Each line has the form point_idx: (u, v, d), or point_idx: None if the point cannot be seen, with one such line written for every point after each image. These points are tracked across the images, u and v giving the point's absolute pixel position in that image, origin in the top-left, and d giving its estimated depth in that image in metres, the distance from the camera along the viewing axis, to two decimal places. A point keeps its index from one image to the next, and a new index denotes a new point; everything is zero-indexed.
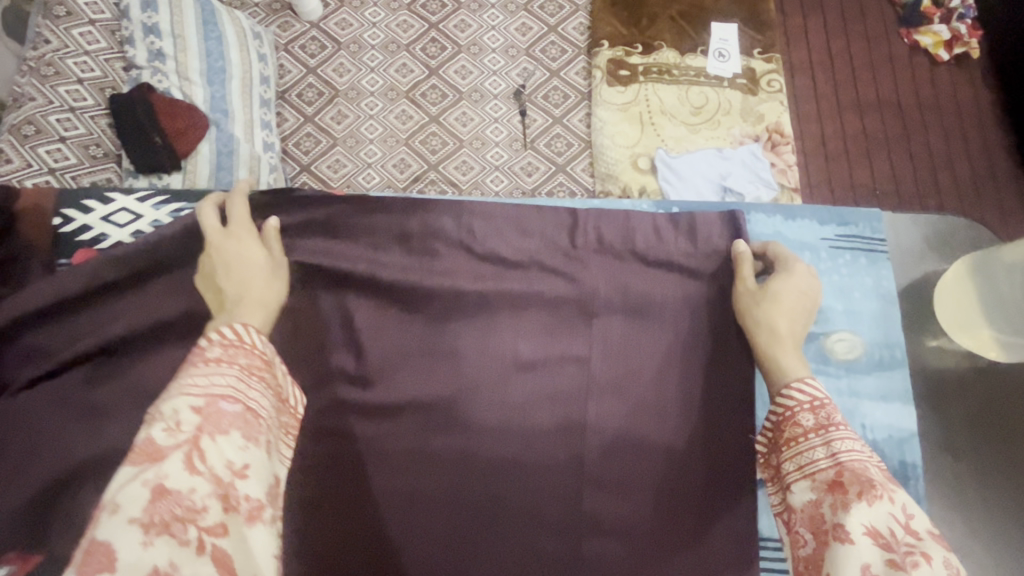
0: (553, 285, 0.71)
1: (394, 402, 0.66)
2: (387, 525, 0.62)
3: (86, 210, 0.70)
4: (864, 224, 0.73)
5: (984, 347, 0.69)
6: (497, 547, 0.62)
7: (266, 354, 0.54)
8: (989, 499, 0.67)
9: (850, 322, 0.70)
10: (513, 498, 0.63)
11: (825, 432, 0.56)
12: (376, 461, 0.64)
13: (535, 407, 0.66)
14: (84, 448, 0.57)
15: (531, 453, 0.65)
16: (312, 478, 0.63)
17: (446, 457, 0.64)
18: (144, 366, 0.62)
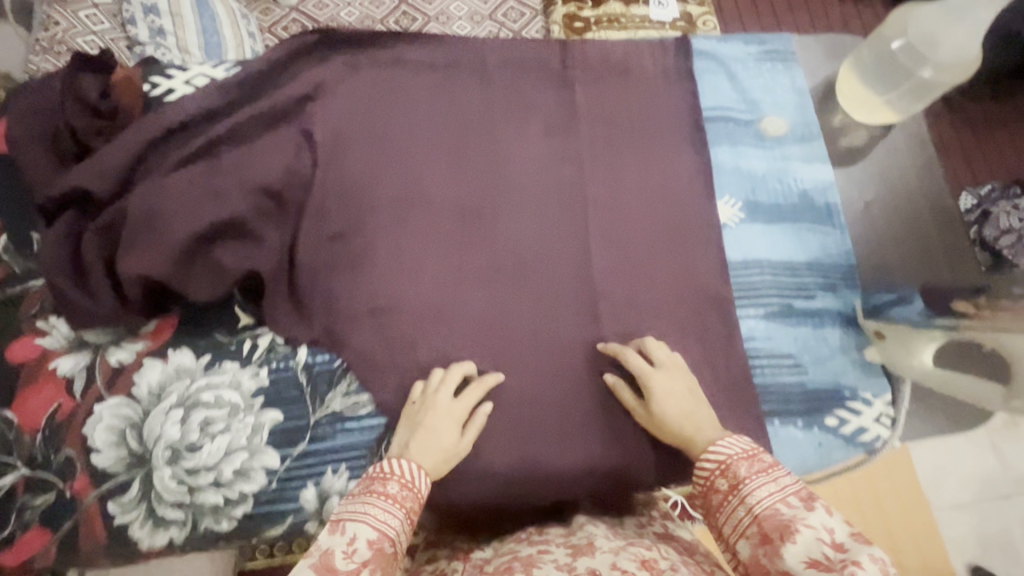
0: (550, 101, 0.89)
1: (427, 199, 0.84)
2: (437, 288, 0.81)
3: (169, 77, 0.86)
4: (778, 43, 0.96)
5: (884, 114, 0.89)
6: (520, 290, 0.82)
7: (419, 490, 0.58)
8: (897, 233, 0.87)
9: (778, 109, 0.92)
10: (528, 252, 0.84)
11: (737, 490, 0.51)
12: (418, 246, 0.82)
13: (536, 189, 0.86)
14: (210, 213, 0.72)
15: (536, 216, 0.85)
16: (373, 253, 0.81)
17: (470, 232, 0.84)
18: (243, 164, 0.77)
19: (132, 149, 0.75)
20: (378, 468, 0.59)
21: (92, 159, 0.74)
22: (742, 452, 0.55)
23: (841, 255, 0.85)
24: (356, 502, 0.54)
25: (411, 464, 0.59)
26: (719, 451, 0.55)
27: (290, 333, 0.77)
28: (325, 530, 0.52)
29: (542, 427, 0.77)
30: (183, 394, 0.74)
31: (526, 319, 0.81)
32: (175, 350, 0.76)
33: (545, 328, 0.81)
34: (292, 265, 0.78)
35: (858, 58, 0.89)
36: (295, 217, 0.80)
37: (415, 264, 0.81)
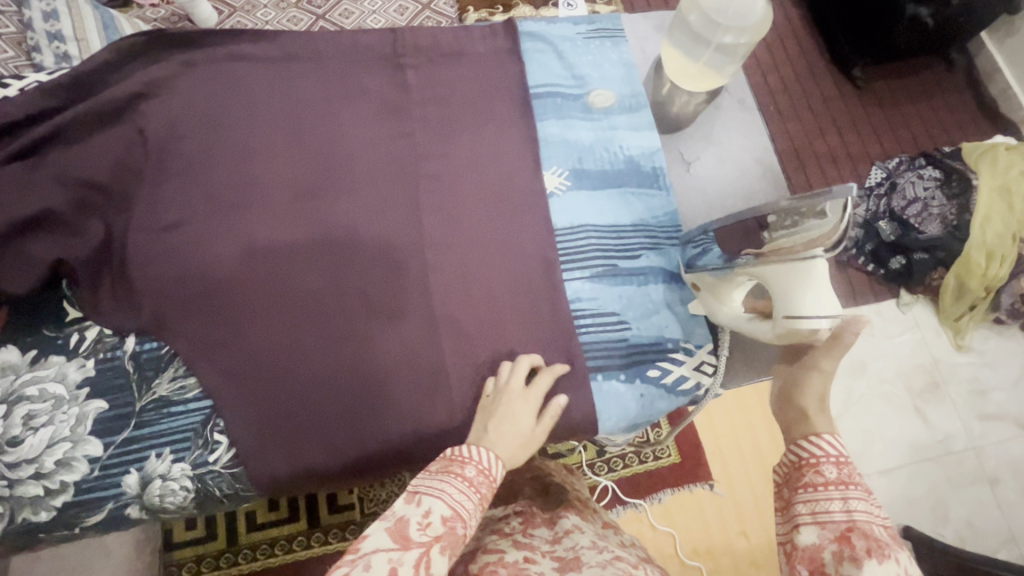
0: (384, 87, 0.93)
1: (256, 180, 0.87)
2: (266, 264, 0.83)
3: (3, 86, 0.87)
4: (606, 21, 1.00)
5: (704, 78, 0.92)
6: (349, 261, 0.84)
7: (491, 478, 0.64)
8: (717, 195, 0.93)
9: (605, 83, 0.96)
10: (359, 223, 0.86)
11: (844, 487, 0.54)
12: (246, 226, 0.84)
13: (367, 166, 0.89)
14: (23, 206, 0.75)
15: (366, 189, 0.88)
16: (199, 239, 0.83)
17: (301, 209, 0.86)
18: (68, 161, 0.81)
19: None
20: (453, 450, 0.65)
21: None
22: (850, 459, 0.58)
23: (666, 215, 0.89)
24: (433, 477, 0.60)
25: (487, 452, 0.65)
26: (831, 442, 0.58)
27: (116, 324, 0.78)
28: (402, 496, 0.58)
29: (375, 397, 0.79)
30: (7, 390, 0.75)
31: (355, 287, 0.83)
32: (0, 347, 0.77)
33: (374, 295, 0.83)
34: (116, 256, 0.80)
35: (669, 34, 0.93)
36: (123, 211, 0.82)
37: (242, 243, 0.83)
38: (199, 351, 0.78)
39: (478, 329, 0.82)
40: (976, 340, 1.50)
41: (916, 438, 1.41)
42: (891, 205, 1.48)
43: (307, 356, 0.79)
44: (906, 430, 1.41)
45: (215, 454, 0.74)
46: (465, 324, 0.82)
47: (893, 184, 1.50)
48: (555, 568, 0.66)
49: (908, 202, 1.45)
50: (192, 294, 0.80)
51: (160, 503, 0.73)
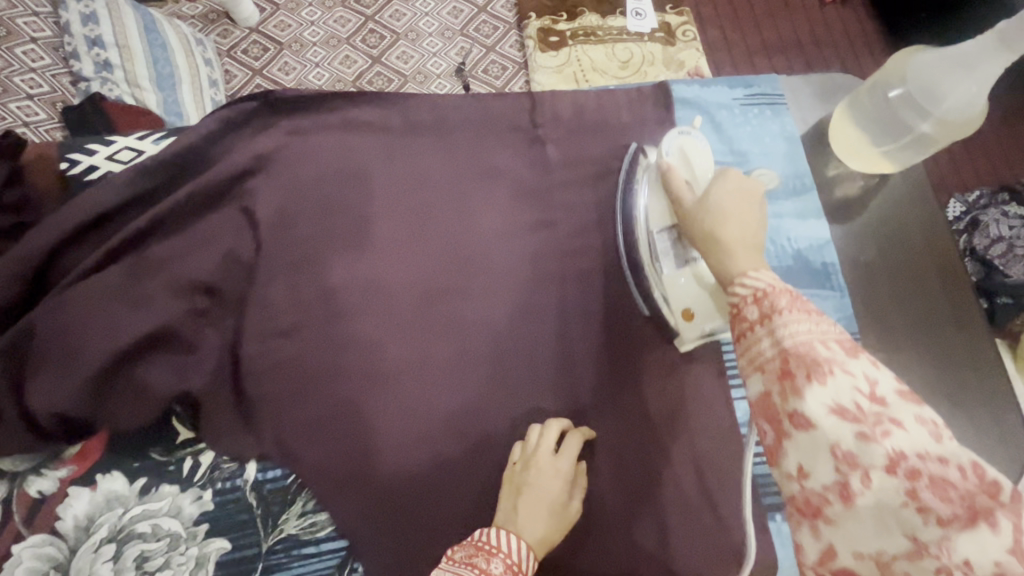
0: (520, 162, 0.81)
1: (375, 278, 0.76)
2: (392, 381, 0.73)
3: (90, 152, 0.77)
4: (765, 85, 0.88)
5: (879, 163, 0.81)
6: (483, 378, 0.74)
7: (518, 569, 0.61)
8: (899, 292, 0.82)
9: (767, 160, 0.84)
10: (494, 333, 0.76)
11: (768, 321, 0.48)
12: (366, 334, 0.74)
13: (500, 261, 0.78)
14: (134, 325, 0.63)
15: (500, 291, 0.77)
16: (317, 350, 0.72)
17: (425, 313, 0.76)
18: (174, 259, 0.69)
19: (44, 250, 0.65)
20: (482, 536, 0.62)
21: None
22: (781, 291, 0.50)
23: (842, 322, 0.79)
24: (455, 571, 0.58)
25: (512, 538, 0.62)
26: (755, 282, 0.51)
27: (236, 450, 0.68)
28: None
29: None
30: (115, 525, 0.66)
31: (493, 410, 0.73)
32: (104, 475, 0.67)
33: (517, 420, 0.73)
34: (236, 372, 0.70)
35: (855, 99, 0.80)
36: (237, 315, 0.71)
37: (364, 354, 0.73)
38: (325, 486, 0.69)
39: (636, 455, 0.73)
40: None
41: None
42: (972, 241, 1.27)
43: (450, 489, 0.70)
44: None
45: None
46: (621, 449, 0.73)
47: (977, 220, 1.28)
48: None
49: (991, 240, 1.24)
50: (309, 419, 0.70)
51: None
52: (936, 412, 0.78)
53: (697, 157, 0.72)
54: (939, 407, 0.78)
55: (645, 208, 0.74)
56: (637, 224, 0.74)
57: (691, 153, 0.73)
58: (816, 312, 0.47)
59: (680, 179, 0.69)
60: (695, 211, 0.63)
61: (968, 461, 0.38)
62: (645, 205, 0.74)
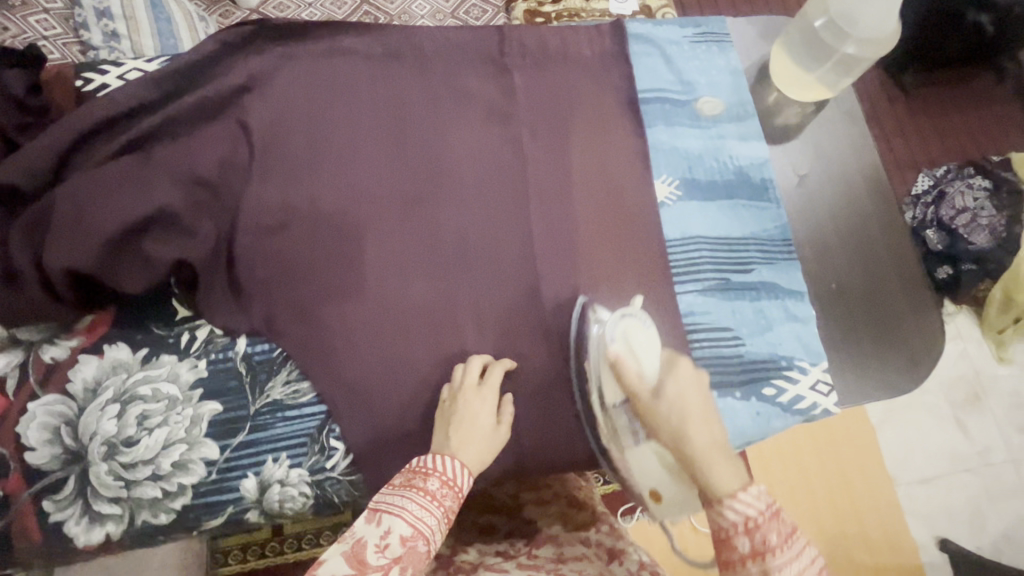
0: (490, 87, 0.90)
1: (358, 185, 0.84)
2: (371, 275, 0.81)
3: (102, 72, 0.86)
4: (713, 25, 0.98)
5: (812, 89, 0.92)
6: (452, 272, 0.83)
7: (456, 488, 0.66)
8: (830, 208, 0.91)
9: (712, 90, 0.94)
10: (464, 234, 0.84)
11: (761, 559, 0.53)
12: (348, 234, 0.82)
13: (470, 172, 0.87)
14: (140, 204, 0.72)
15: (470, 199, 0.86)
16: (304, 245, 0.81)
17: (401, 218, 0.84)
18: (177, 157, 0.78)
19: (62, 143, 0.74)
20: (418, 464, 0.67)
21: (17, 155, 0.72)
22: (769, 514, 0.55)
23: (778, 229, 0.87)
24: (393, 495, 0.63)
25: (445, 460, 0.67)
26: (746, 508, 0.55)
27: (229, 326, 0.77)
28: (363, 517, 0.61)
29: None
30: (120, 388, 0.74)
31: (461, 300, 0.81)
32: (111, 345, 0.75)
33: (482, 308, 0.81)
34: (230, 258, 0.78)
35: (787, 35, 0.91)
36: (232, 210, 0.80)
37: (346, 251, 0.82)
38: (309, 360, 0.77)
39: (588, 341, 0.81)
40: (1018, 352, 1.48)
41: (955, 448, 1.41)
42: (939, 213, 1.46)
43: (421, 371, 0.78)
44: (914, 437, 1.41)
45: (333, 461, 0.74)
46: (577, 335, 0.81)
47: (942, 193, 1.47)
48: None
49: (957, 211, 1.43)
50: (295, 304, 0.79)
51: (279, 510, 0.72)
52: (863, 312, 0.86)
53: (638, 339, 0.76)
54: (863, 307, 0.86)
55: (597, 365, 0.77)
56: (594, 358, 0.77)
57: (635, 340, 0.76)
58: (799, 545, 0.53)
59: (631, 374, 0.72)
60: (658, 407, 0.69)
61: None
62: (598, 347, 0.78)
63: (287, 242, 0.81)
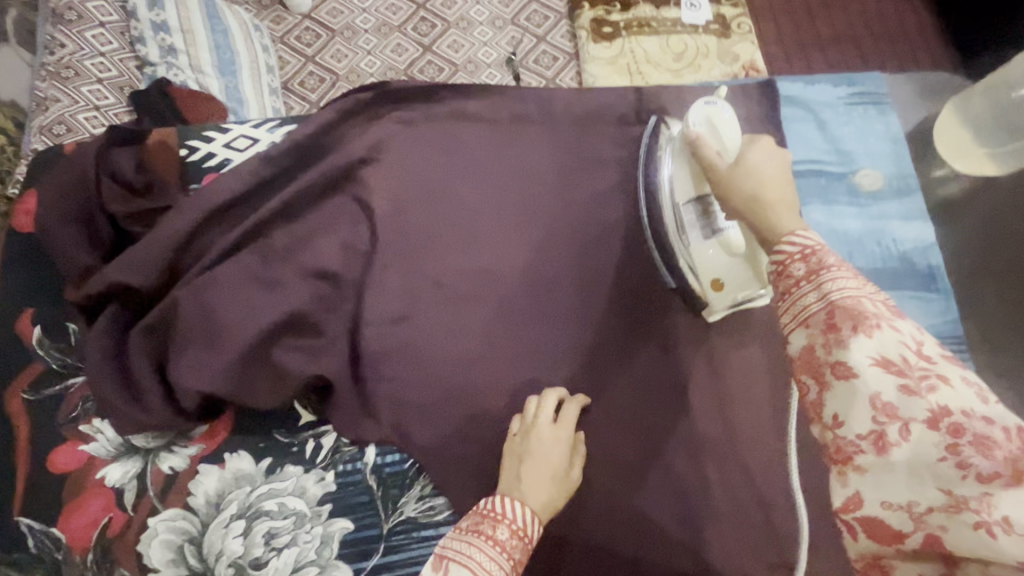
0: (627, 158, 0.81)
1: (485, 267, 0.77)
2: (502, 369, 0.74)
3: (209, 140, 0.78)
4: (869, 84, 0.87)
5: (981, 166, 0.80)
6: (590, 367, 0.75)
7: (524, 534, 0.58)
8: (1005, 296, 0.81)
9: (872, 160, 0.84)
10: (600, 324, 0.76)
11: (818, 277, 0.45)
12: (475, 320, 0.75)
13: (605, 252, 0.79)
14: (271, 310, 0.66)
15: (605, 283, 0.78)
16: (430, 337, 0.73)
17: (529, 300, 0.77)
18: (300, 245, 0.71)
19: (180, 235, 0.67)
20: (487, 504, 0.60)
21: (134, 249, 0.66)
22: (829, 248, 0.47)
23: (947, 325, 0.78)
24: (460, 541, 0.56)
25: (513, 502, 0.60)
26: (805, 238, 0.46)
27: (357, 434, 0.70)
28: (431, 564, 0.55)
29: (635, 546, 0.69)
30: (244, 503, 0.68)
31: (601, 400, 0.74)
32: (232, 453, 0.70)
33: (624, 410, 0.74)
34: (355, 357, 0.72)
35: (966, 99, 0.82)
36: (356, 301, 0.72)
37: (473, 340, 0.74)
38: (443, 472, 0.70)
39: (740, 450, 0.74)
40: None
41: None
42: None
43: None
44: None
45: None
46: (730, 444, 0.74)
47: None
48: None
49: None
50: (423, 405, 0.72)
51: None
52: None
53: (724, 126, 0.65)
54: None
55: (669, 182, 0.72)
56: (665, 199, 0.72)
57: (718, 120, 0.66)
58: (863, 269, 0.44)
59: (709, 149, 0.61)
60: (728, 177, 0.56)
61: (1014, 425, 0.37)
62: (670, 178, 0.72)
63: (415, 337, 0.73)
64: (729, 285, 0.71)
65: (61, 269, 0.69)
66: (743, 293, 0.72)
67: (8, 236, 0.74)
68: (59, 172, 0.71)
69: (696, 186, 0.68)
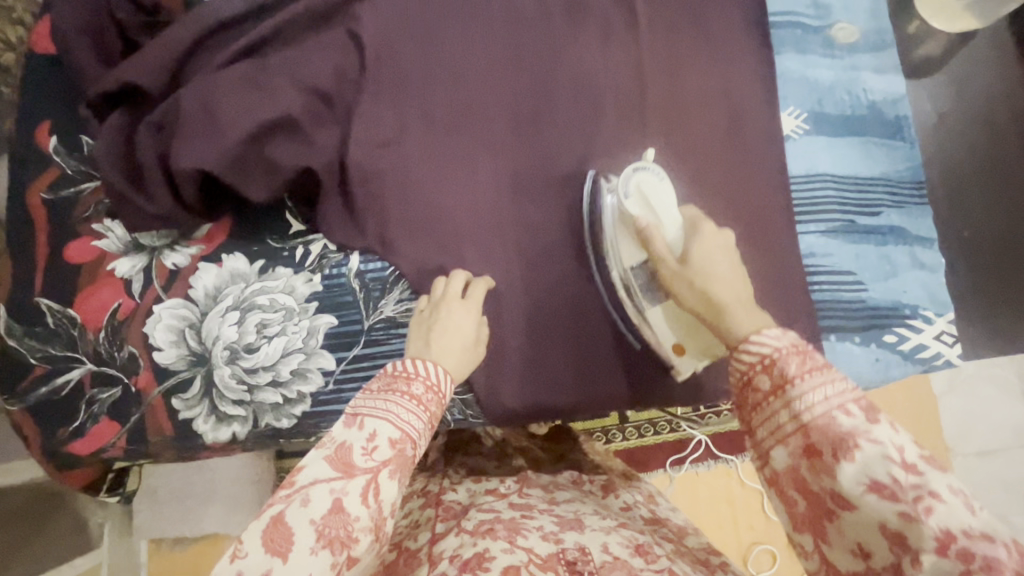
0: (609, 5, 0.84)
1: (469, 102, 0.81)
2: (481, 197, 0.79)
3: None
4: None
5: (958, 20, 0.85)
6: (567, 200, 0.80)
7: (438, 392, 0.58)
8: (969, 151, 0.83)
9: (849, 15, 0.86)
10: (577, 162, 0.81)
11: (783, 392, 0.46)
12: (457, 151, 0.80)
13: (588, 92, 0.82)
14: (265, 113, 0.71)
15: (585, 122, 0.81)
16: (413, 159, 0.78)
17: (509, 138, 0.81)
18: (292, 63, 0.75)
19: (181, 45, 0.73)
20: (397, 367, 0.58)
21: (140, 54, 0.72)
22: (789, 346, 0.48)
23: (909, 172, 0.82)
24: (376, 399, 0.54)
25: (427, 366, 0.59)
26: (760, 347, 0.48)
27: (343, 242, 0.76)
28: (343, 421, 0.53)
29: (601, 358, 0.77)
30: (239, 297, 0.75)
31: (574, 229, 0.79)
32: (228, 254, 0.76)
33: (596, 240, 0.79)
34: (344, 171, 0.76)
35: None
36: (345, 123, 0.78)
37: (455, 170, 0.79)
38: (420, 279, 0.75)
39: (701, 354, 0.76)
40: None
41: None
42: None
43: (532, 297, 0.77)
44: (1002, 411, 1.22)
45: None
46: None
47: None
48: (555, 524, 0.60)
49: None
50: (404, 219, 0.77)
51: None
52: (995, 260, 0.81)
53: (657, 194, 0.67)
54: (995, 256, 0.81)
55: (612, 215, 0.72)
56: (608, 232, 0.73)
57: (650, 191, 0.67)
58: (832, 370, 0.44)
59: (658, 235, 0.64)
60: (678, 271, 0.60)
61: (1012, 538, 0.37)
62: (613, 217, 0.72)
63: (399, 159, 0.78)
64: (691, 349, 0.72)
65: (79, 81, 0.76)
66: (707, 355, 0.72)
67: (27, 56, 0.80)
68: None
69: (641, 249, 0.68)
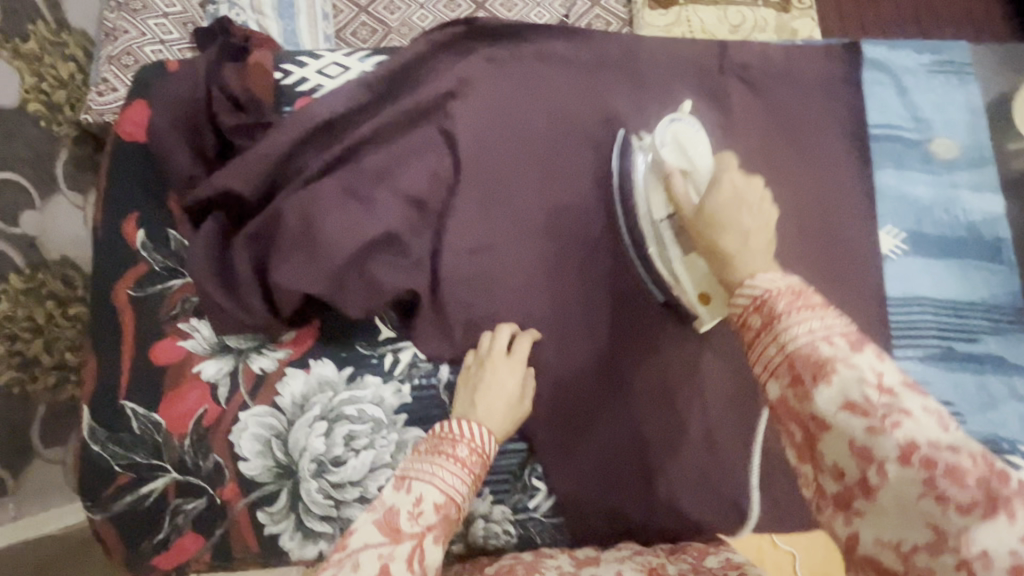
0: (707, 109, 0.82)
1: (562, 201, 0.79)
2: (572, 303, 0.76)
3: (302, 65, 0.80)
4: (953, 53, 0.87)
5: None
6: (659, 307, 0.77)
7: (480, 451, 0.60)
8: None
9: (949, 130, 0.84)
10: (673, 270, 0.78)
11: (772, 328, 0.45)
12: (548, 253, 0.78)
13: None
14: (366, 226, 0.71)
15: None
16: (504, 266, 0.76)
17: (602, 239, 0.78)
18: (391, 171, 0.75)
19: (282, 151, 0.72)
20: (442, 428, 0.61)
21: (239, 160, 0.71)
22: (782, 288, 0.46)
23: (1008, 298, 0.80)
24: (423, 461, 0.57)
25: (471, 426, 0.61)
26: (754, 288, 0.47)
27: (434, 353, 0.74)
28: (392, 484, 0.56)
29: (694, 467, 0.73)
30: (326, 406, 0.73)
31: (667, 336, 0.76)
32: (317, 360, 0.74)
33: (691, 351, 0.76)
34: (436, 281, 0.75)
35: None
36: (439, 228, 0.76)
37: (545, 273, 0.77)
38: None
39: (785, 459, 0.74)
40: None
41: None
42: None
43: (627, 412, 0.74)
44: None
45: (535, 501, 0.73)
46: None
47: None
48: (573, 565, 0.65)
49: None
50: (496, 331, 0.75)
51: (483, 544, 0.73)
52: None
53: (693, 144, 0.67)
54: None
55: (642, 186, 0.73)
56: (638, 191, 0.73)
57: (686, 139, 0.67)
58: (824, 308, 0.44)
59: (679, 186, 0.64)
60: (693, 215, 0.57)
61: (976, 449, 0.39)
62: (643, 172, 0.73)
63: (492, 266, 0.76)
64: (715, 302, 0.70)
65: (170, 177, 0.74)
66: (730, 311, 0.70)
67: (116, 144, 0.79)
68: (167, 88, 0.75)
69: (669, 202, 0.68)
